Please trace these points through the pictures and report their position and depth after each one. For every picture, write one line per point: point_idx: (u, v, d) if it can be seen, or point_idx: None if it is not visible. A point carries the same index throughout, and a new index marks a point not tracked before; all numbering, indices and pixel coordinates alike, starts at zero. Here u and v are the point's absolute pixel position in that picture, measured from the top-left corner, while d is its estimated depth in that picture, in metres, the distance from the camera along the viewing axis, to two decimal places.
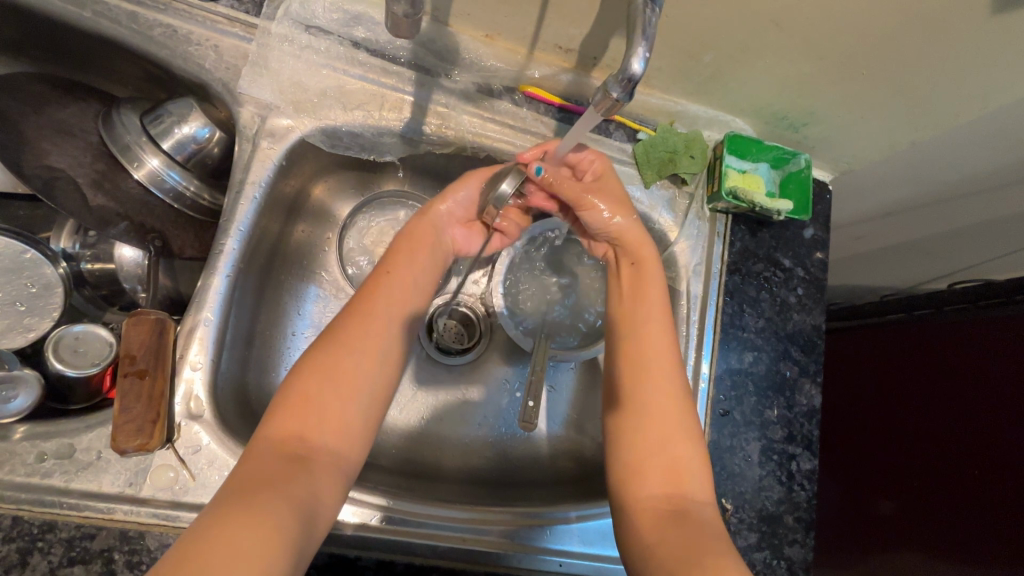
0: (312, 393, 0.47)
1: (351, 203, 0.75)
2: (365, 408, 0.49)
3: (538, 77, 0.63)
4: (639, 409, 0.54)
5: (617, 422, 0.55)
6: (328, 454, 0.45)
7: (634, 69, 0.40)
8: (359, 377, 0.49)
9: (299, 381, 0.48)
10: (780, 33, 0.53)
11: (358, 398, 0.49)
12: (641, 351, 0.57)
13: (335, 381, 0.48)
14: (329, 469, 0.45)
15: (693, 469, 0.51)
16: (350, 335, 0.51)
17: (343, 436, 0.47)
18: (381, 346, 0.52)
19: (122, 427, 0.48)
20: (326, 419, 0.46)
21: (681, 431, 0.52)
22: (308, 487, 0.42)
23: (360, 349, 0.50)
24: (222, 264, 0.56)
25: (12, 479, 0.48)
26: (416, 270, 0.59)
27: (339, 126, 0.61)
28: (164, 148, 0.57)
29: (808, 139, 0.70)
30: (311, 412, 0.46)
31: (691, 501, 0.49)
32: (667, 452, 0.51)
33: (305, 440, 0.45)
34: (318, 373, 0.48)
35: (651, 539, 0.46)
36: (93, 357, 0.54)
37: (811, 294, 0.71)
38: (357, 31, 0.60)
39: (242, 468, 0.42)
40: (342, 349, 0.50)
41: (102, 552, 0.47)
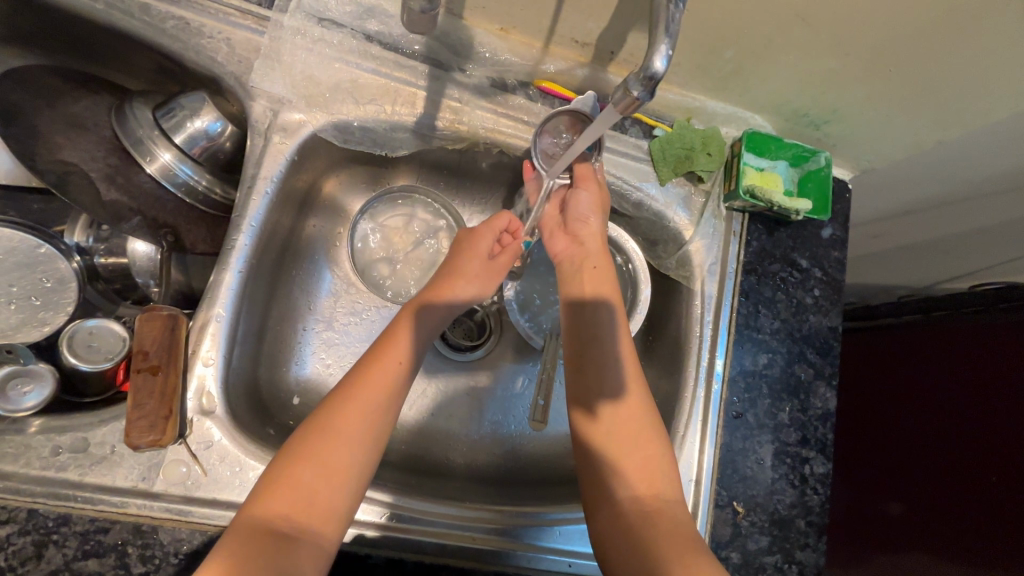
0: (302, 475, 0.47)
1: (362, 198, 0.74)
2: (353, 492, 0.48)
3: (553, 72, 0.62)
4: (611, 412, 0.55)
5: (596, 414, 0.56)
6: (313, 537, 0.45)
7: (657, 66, 0.38)
8: (350, 459, 0.49)
9: (289, 461, 0.47)
10: (804, 29, 0.52)
11: (349, 484, 0.48)
12: (604, 348, 0.58)
13: (324, 466, 0.47)
14: (313, 553, 0.44)
15: (664, 469, 0.53)
16: (344, 416, 0.50)
17: (329, 519, 0.46)
18: (376, 425, 0.51)
19: (135, 423, 0.48)
20: (314, 501, 0.46)
21: (650, 436, 0.54)
22: (289, 573, 0.42)
23: (354, 430, 0.50)
24: (233, 259, 0.55)
25: (27, 472, 0.48)
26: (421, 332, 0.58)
27: (352, 120, 0.60)
28: (177, 142, 0.57)
29: (829, 137, 0.68)
30: (297, 494, 0.46)
31: (664, 500, 0.51)
32: (649, 458, 0.53)
33: (290, 523, 0.45)
34: (309, 455, 0.47)
35: (631, 535, 0.49)
36: (107, 350, 0.54)
37: (828, 296, 0.70)
38: (370, 24, 0.60)
39: (226, 549, 0.42)
40: (335, 432, 0.49)
41: (116, 545, 0.47)
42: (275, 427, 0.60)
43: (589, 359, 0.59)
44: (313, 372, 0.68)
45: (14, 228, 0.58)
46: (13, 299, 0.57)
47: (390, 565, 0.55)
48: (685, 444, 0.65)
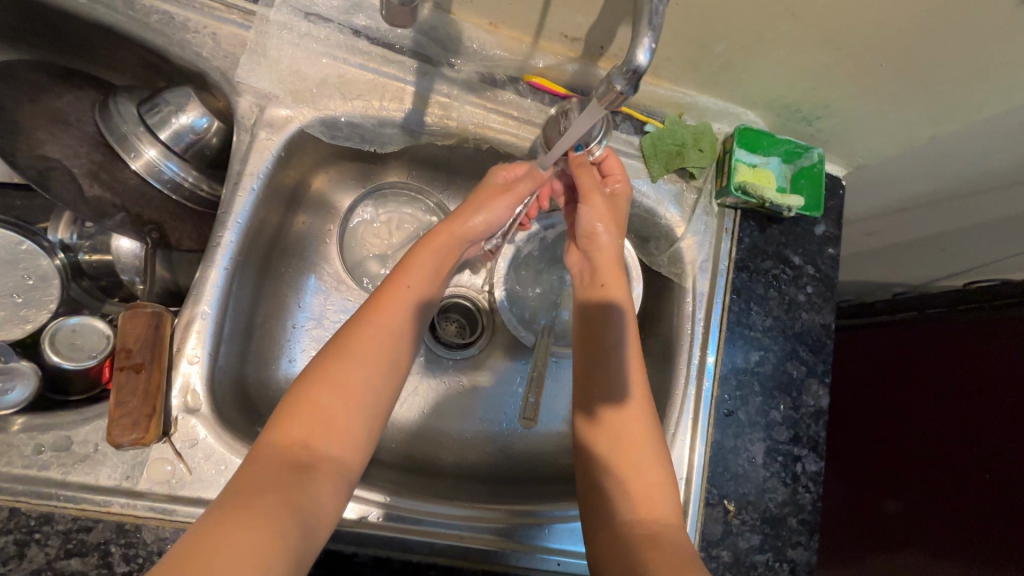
0: (319, 397, 0.46)
1: (352, 194, 0.74)
2: (370, 416, 0.48)
3: (543, 67, 0.62)
4: (613, 426, 0.55)
5: (598, 428, 0.56)
6: (332, 460, 0.45)
7: (640, 60, 0.38)
8: (367, 382, 0.49)
9: (308, 386, 0.47)
10: (795, 23, 0.51)
11: (367, 406, 0.48)
12: (609, 373, 0.57)
13: (341, 388, 0.47)
14: (332, 476, 0.44)
15: (661, 492, 0.51)
16: (360, 340, 0.50)
17: (349, 444, 0.46)
18: (393, 353, 0.51)
19: (118, 421, 0.48)
20: (335, 425, 0.46)
21: (649, 457, 0.53)
22: (311, 497, 0.42)
23: (373, 357, 0.50)
24: (220, 256, 0.55)
25: (9, 470, 0.47)
26: (433, 266, 0.58)
27: (339, 116, 0.60)
28: (162, 138, 0.57)
29: (822, 133, 0.68)
30: (317, 417, 0.46)
31: (660, 523, 0.49)
32: (643, 466, 0.52)
33: (310, 448, 0.44)
34: (328, 379, 0.47)
35: (623, 553, 0.47)
36: (91, 349, 0.54)
37: (821, 293, 0.69)
38: (357, 18, 0.59)
39: (245, 473, 0.42)
40: (352, 355, 0.49)
41: (99, 544, 0.47)
42: (262, 425, 0.60)
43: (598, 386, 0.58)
44: (302, 370, 0.68)
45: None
46: None
47: (378, 564, 0.55)
48: (676, 442, 0.64)
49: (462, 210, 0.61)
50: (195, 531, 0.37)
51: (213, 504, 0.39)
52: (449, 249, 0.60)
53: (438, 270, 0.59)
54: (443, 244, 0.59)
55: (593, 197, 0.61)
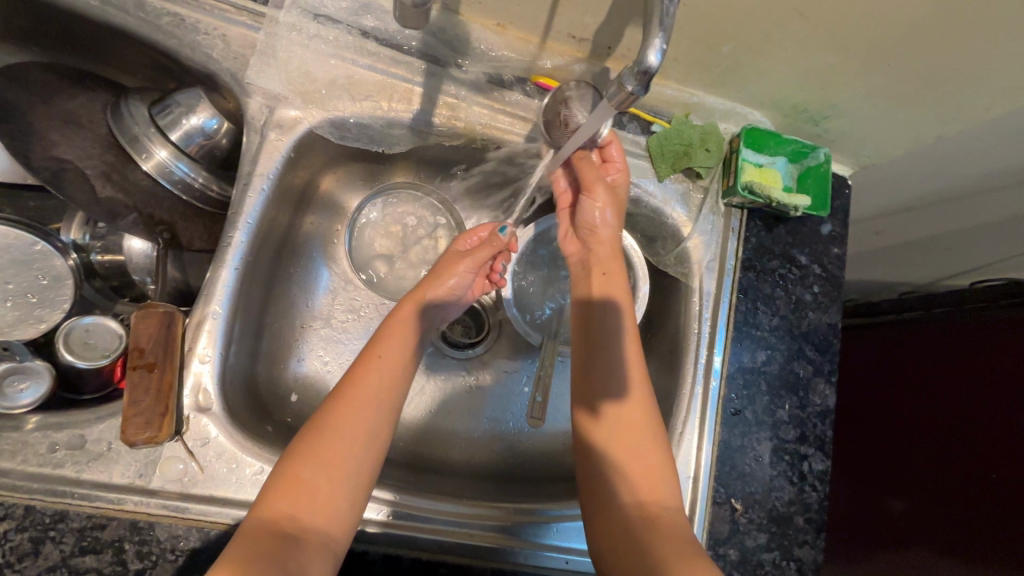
0: (302, 471, 0.47)
1: (359, 195, 0.74)
2: (353, 485, 0.48)
3: (550, 67, 0.62)
4: (612, 413, 0.55)
5: (597, 413, 0.56)
6: (317, 532, 0.45)
7: (651, 60, 0.38)
8: (349, 452, 0.49)
9: (290, 460, 0.47)
10: (803, 23, 0.51)
11: (350, 475, 0.48)
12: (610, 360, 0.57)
13: (323, 460, 0.48)
14: (318, 547, 0.45)
15: (660, 473, 0.52)
16: (342, 411, 0.50)
17: (333, 515, 0.47)
18: (373, 419, 0.51)
19: (132, 420, 0.48)
20: (318, 497, 0.46)
21: (648, 441, 0.54)
22: (296, 569, 0.42)
23: (355, 427, 0.50)
24: (229, 256, 0.55)
25: (25, 468, 0.48)
26: (409, 331, 0.58)
27: (348, 117, 0.60)
28: (173, 139, 0.57)
29: (828, 133, 0.68)
30: (302, 489, 0.46)
31: (661, 506, 0.50)
32: (647, 457, 0.53)
33: (295, 520, 0.45)
34: (312, 450, 0.48)
35: (626, 542, 0.48)
36: (104, 348, 0.54)
37: (827, 292, 0.69)
38: (366, 19, 0.59)
39: (231, 549, 0.42)
40: (332, 427, 0.49)
41: (113, 542, 0.48)
42: (272, 424, 0.60)
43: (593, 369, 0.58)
44: (311, 369, 0.68)
45: (10, 225, 0.58)
46: (10, 297, 0.57)
47: (387, 560, 0.55)
48: (683, 441, 0.64)
49: (426, 279, 0.62)
50: None
51: None
52: (422, 313, 0.60)
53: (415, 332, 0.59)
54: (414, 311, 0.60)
55: (594, 187, 0.60)
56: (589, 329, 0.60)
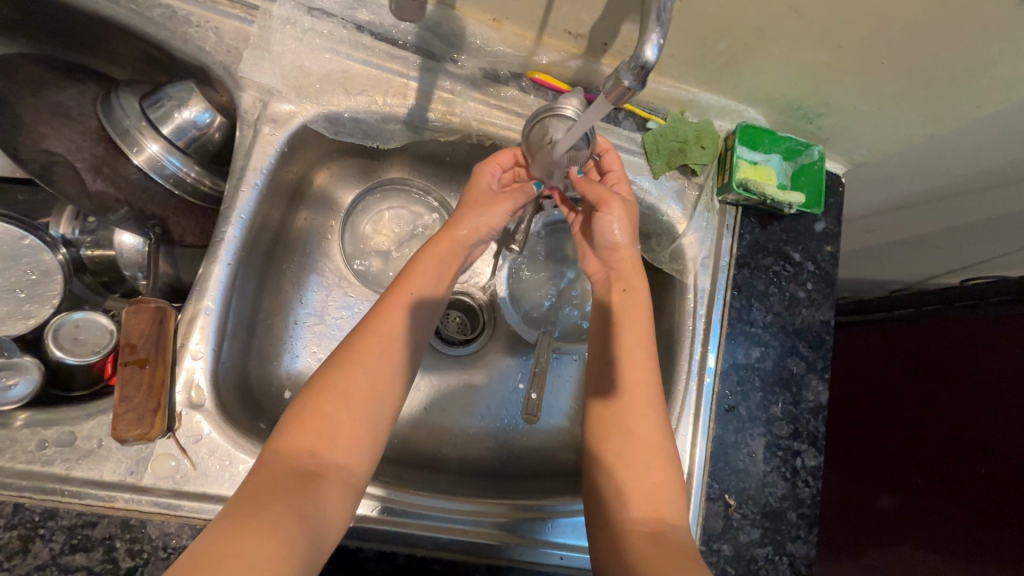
0: (324, 407, 0.46)
1: (354, 191, 0.74)
2: (374, 425, 0.48)
3: (546, 64, 0.62)
4: (618, 421, 0.54)
5: (605, 423, 0.55)
6: (338, 469, 0.45)
7: (648, 55, 0.38)
8: (372, 390, 0.48)
9: (313, 394, 0.47)
10: (798, 21, 0.51)
11: (372, 414, 0.48)
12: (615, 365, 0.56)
13: (346, 397, 0.47)
14: (340, 484, 0.45)
15: (669, 492, 0.51)
16: (364, 348, 0.50)
17: (356, 452, 0.46)
18: (395, 360, 0.51)
19: (123, 416, 0.47)
20: (340, 434, 0.46)
21: (657, 457, 0.53)
22: (316, 507, 0.42)
23: (375, 367, 0.49)
24: (222, 251, 0.55)
25: (13, 465, 0.47)
26: (437, 273, 0.57)
27: (342, 112, 0.60)
28: (165, 133, 0.56)
29: (822, 131, 0.68)
30: (322, 426, 0.46)
31: (668, 523, 0.50)
32: (648, 467, 0.52)
33: (315, 457, 0.44)
34: (331, 389, 0.47)
35: (625, 552, 0.48)
36: (94, 344, 0.53)
37: (821, 289, 0.70)
38: (361, 13, 0.59)
39: (252, 482, 0.42)
40: (355, 364, 0.49)
41: (104, 539, 0.47)
42: (265, 421, 0.60)
43: (605, 379, 0.57)
44: (305, 366, 0.68)
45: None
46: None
47: (382, 558, 0.55)
48: (678, 437, 0.65)
49: (460, 215, 0.59)
50: (203, 538, 0.37)
51: (219, 516, 0.39)
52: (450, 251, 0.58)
53: (442, 273, 0.57)
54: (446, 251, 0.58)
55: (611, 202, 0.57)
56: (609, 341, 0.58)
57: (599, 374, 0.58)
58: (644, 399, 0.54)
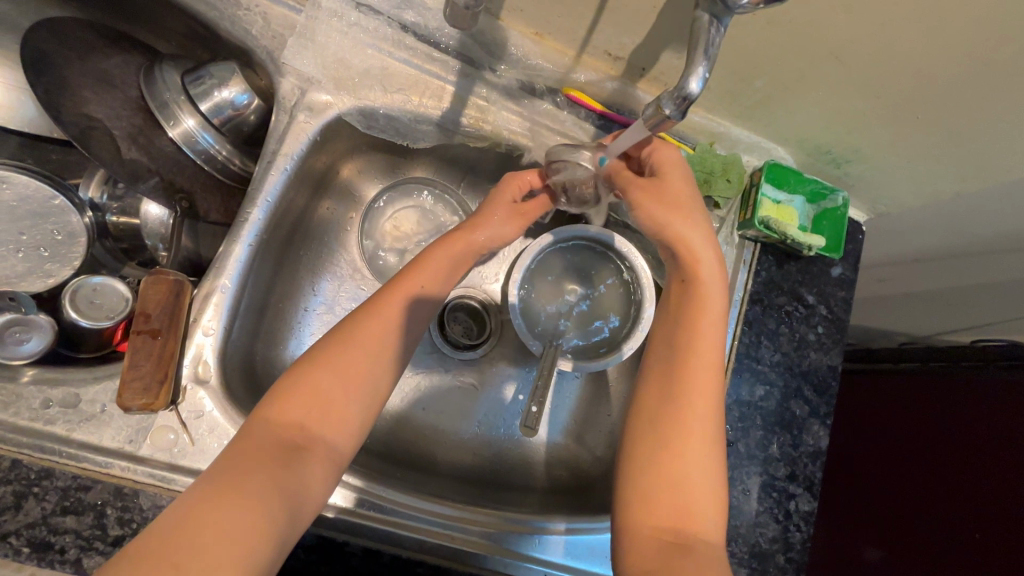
0: (319, 381, 0.46)
1: (377, 186, 0.75)
2: (366, 404, 0.48)
3: (583, 82, 0.63)
4: (678, 412, 0.49)
5: (664, 413, 0.50)
6: (324, 445, 0.45)
7: (692, 86, 0.38)
8: (367, 370, 0.48)
9: (310, 366, 0.47)
10: (838, 67, 0.52)
11: (364, 394, 0.48)
12: (684, 352, 0.52)
13: (342, 374, 0.47)
14: (324, 461, 0.45)
15: (708, 505, 0.47)
16: (365, 329, 0.50)
17: (343, 429, 0.46)
18: (394, 346, 0.51)
19: (129, 384, 0.48)
20: (330, 410, 0.46)
21: (704, 469, 0.48)
22: (302, 479, 0.43)
23: (373, 350, 0.49)
24: (245, 232, 0.55)
25: (15, 421, 0.47)
26: (446, 268, 0.58)
27: (378, 108, 0.61)
28: (202, 109, 0.57)
29: (849, 177, 0.68)
30: (316, 401, 0.46)
31: (698, 537, 0.45)
32: (687, 477, 0.47)
33: (305, 431, 0.44)
34: (328, 363, 0.47)
35: (650, 563, 0.44)
36: (109, 310, 0.54)
37: (831, 334, 0.70)
38: (407, 14, 0.60)
39: (237, 448, 0.42)
40: (354, 343, 0.49)
41: (95, 505, 0.47)
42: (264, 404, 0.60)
43: (671, 367, 0.52)
44: None
45: (32, 176, 0.58)
46: (22, 247, 0.57)
47: (366, 554, 0.55)
48: None
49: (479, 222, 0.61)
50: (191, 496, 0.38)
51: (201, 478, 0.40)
52: (464, 250, 0.59)
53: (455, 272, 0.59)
54: (460, 252, 0.59)
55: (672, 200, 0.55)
56: (677, 329, 0.53)
57: (665, 366, 0.52)
58: (705, 395, 0.50)
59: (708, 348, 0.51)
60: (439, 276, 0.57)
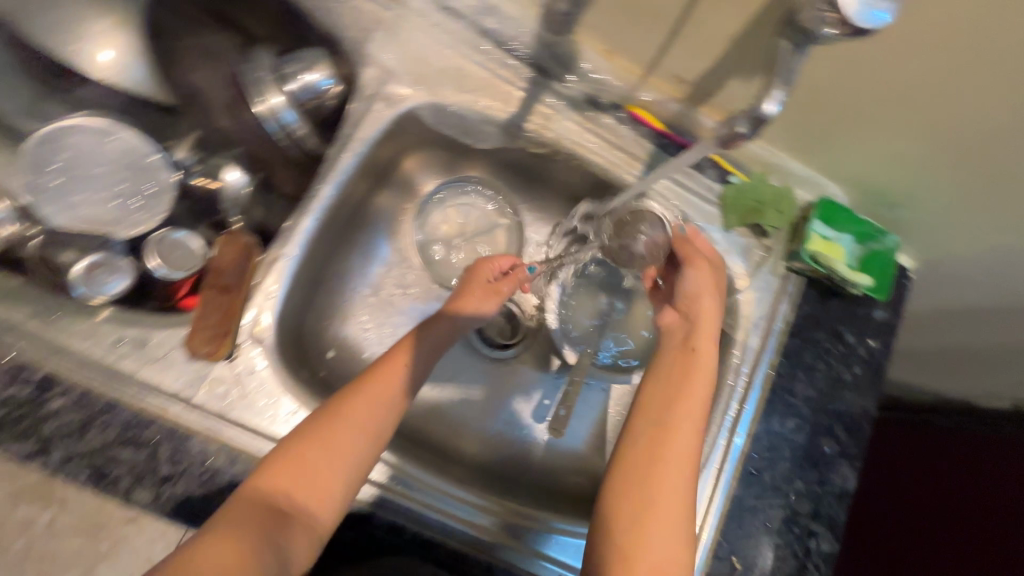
0: (307, 454, 0.47)
1: (436, 179, 0.77)
2: (351, 476, 0.49)
3: (647, 101, 0.65)
4: (658, 484, 0.50)
5: (644, 470, 0.50)
6: (308, 515, 0.46)
7: (767, 108, 0.39)
8: (354, 447, 0.49)
9: (297, 440, 0.48)
10: (903, 110, 0.53)
11: (351, 467, 0.49)
12: (672, 426, 0.52)
13: (327, 449, 0.48)
14: (306, 529, 0.46)
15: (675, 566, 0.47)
16: (355, 405, 0.50)
17: (328, 499, 0.47)
18: (382, 420, 0.51)
19: (197, 332, 0.52)
20: (316, 481, 0.47)
21: (675, 540, 0.48)
22: (284, 547, 0.44)
23: (361, 424, 0.50)
24: (314, 206, 0.59)
25: (87, 354, 0.50)
26: (439, 344, 0.58)
27: (449, 105, 0.64)
28: (289, 88, 0.60)
29: (901, 221, 0.69)
30: (301, 473, 0.47)
31: None
32: (655, 543, 0.48)
33: (291, 498, 0.46)
34: (318, 437, 0.48)
35: None
36: (185, 262, 0.55)
37: (868, 376, 0.69)
38: (488, 21, 0.63)
39: (223, 513, 0.44)
40: (345, 416, 0.50)
41: (151, 442, 0.50)
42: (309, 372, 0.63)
43: (659, 433, 0.52)
44: (352, 330, 0.71)
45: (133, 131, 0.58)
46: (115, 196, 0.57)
47: (390, 530, 0.55)
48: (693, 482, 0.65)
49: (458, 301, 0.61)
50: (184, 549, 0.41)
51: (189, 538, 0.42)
52: (451, 329, 0.60)
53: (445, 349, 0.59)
54: (445, 331, 0.59)
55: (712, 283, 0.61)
56: (664, 408, 0.53)
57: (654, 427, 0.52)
58: (682, 455, 0.51)
59: (690, 427, 0.52)
60: (431, 354, 0.57)
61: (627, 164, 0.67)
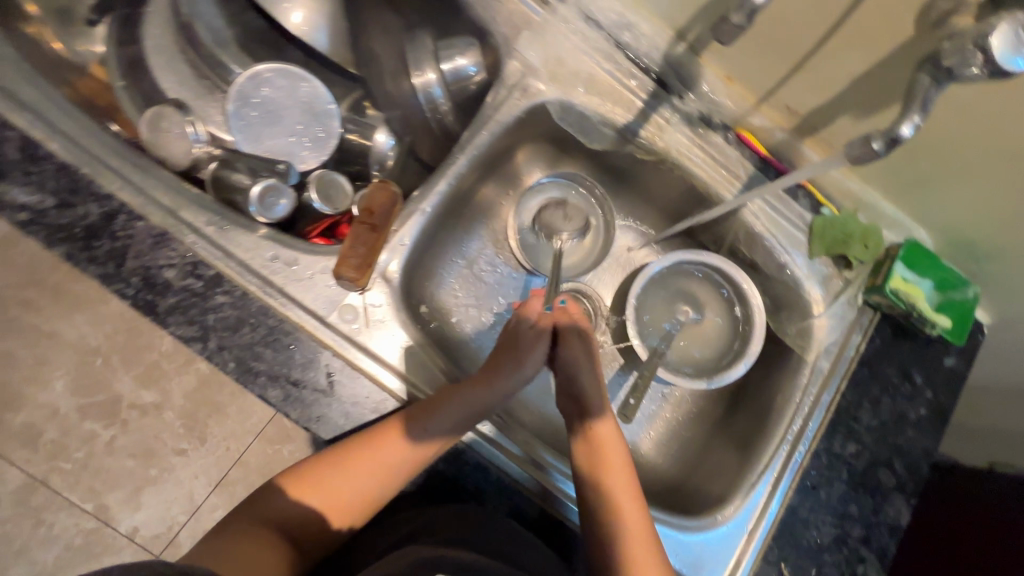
0: (320, 480, 0.56)
1: (540, 172, 0.84)
2: (360, 502, 0.57)
3: (756, 125, 0.71)
4: (614, 535, 0.58)
5: (605, 516, 0.59)
6: (321, 529, 0.56)
7: (903, 131, 0.46)
8: (359, 481, 0.56)
9: (315, 467, 0.57)
10: (1011, 166, 0.57)
11: (358, 495, 0.56)
12: (609, 495, 0.59)
13: (337, 478, 0.56)
14: (318, 540, 0.56)
15: None
16: (366, 450, 0.56)
17: (339, 517, 0.56)
18: (394, 466, 0.56)
19: (345, 259, 0.58)
20: (328, 504, 0.56)
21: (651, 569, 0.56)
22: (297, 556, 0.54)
23: (370, 466, 0.56)
24: (449, 172, 0.67)
25: (248, 261, 0.57)
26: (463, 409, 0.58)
27: (577, 104, 0.71)
28: (443, 68, 0.70)
29: (983, 273, 0.72)
30: (317, 492, 0.56)
31: None
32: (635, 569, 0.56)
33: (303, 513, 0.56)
34: (330, 466, 0.56)
35: None
36: (338, 201, 0.65)
37: (933, 418, 0.71)
38: (624, 35, 0.70)
39: (256, 518, 0.55)
40: (355, 455, 0.56)
41: (289, 348, 0.56)
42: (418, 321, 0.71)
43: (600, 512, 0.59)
44: (446, 294, 0.79)
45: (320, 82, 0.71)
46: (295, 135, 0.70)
47: (478, 469, 0.60)
48: (751, 484, 0.68)
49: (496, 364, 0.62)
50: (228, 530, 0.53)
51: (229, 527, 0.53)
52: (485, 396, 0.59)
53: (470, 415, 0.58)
54: (474, 400, 0.58)
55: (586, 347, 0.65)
56: (593, 494, 0.60)
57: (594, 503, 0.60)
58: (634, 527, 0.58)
59: (628, 488, 0.60)
60: (455, 419, 0.57)
61: (728, 181, 0.73)
